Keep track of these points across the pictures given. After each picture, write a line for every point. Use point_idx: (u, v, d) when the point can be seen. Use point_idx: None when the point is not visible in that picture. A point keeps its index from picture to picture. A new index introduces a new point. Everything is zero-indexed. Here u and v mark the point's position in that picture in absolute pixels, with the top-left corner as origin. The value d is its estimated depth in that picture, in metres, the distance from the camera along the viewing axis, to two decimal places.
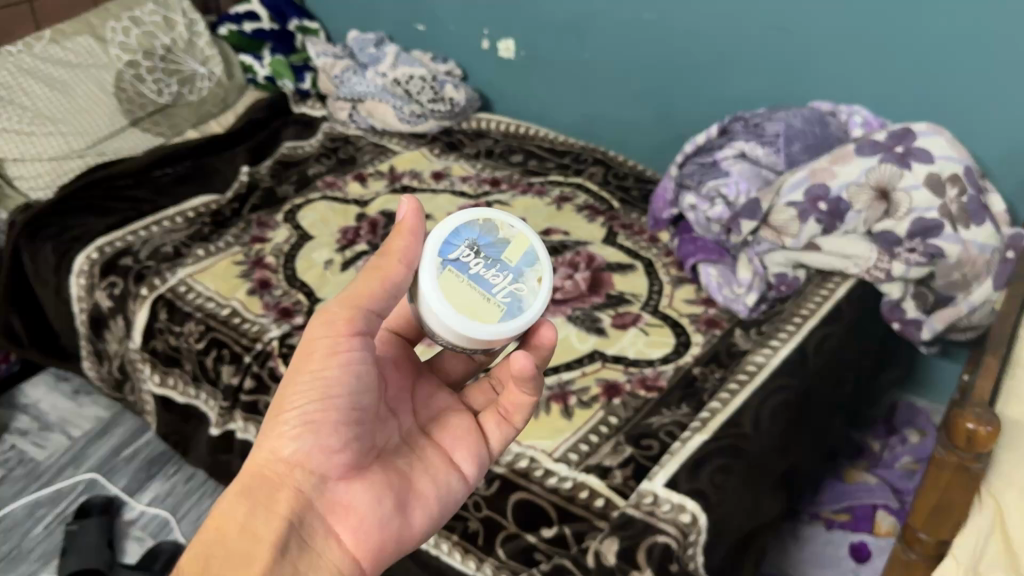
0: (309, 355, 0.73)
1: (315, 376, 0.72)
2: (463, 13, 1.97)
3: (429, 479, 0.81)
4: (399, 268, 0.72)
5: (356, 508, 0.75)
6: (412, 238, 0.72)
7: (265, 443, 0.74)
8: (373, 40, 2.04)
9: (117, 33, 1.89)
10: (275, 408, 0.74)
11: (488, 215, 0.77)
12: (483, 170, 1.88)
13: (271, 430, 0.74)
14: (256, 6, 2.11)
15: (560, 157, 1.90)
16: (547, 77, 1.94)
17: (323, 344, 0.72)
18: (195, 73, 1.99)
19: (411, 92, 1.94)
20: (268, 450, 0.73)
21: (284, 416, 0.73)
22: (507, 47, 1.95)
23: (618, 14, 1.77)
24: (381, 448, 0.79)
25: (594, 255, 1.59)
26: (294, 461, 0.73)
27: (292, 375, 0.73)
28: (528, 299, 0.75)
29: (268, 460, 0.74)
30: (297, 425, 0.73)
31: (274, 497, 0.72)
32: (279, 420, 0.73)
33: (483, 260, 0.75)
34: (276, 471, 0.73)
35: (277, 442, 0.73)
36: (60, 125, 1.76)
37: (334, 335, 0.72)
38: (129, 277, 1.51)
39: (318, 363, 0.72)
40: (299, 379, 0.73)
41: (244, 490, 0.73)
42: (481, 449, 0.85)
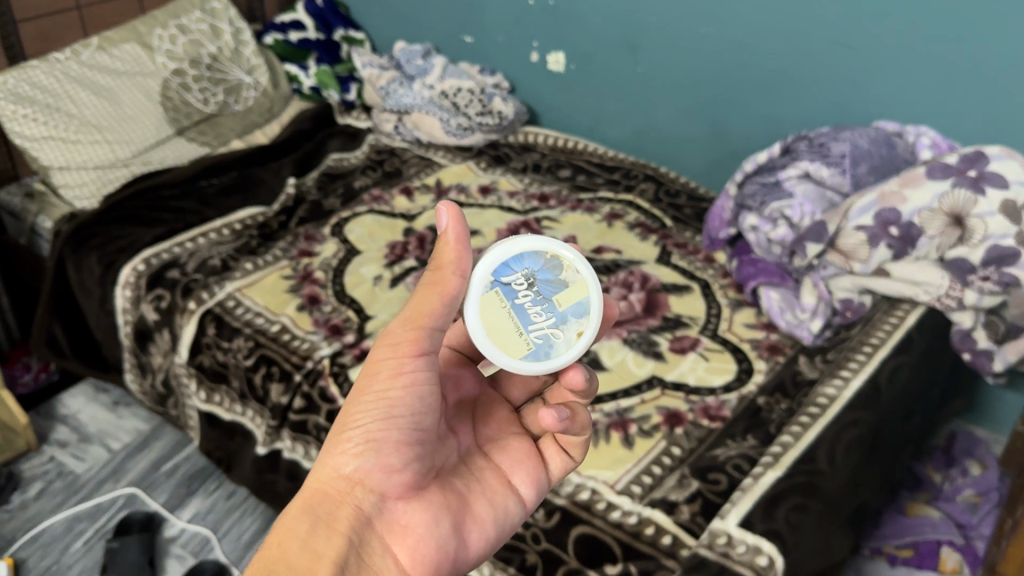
0: (375, 372, 0.71)
1: (382, 393, 0.70)
2: (513, 25, 1.93)
3: (485, 502, 0.79)
4: (453, 281, 0.71)
5: (415, 530, 0.72)
6: (457, 249, 0.71)
7: (326, 458, 0.71)
8: (420, 51, 2.00)
9: (164, 41, 1.87)
10: (337, 422, 0.71)
11: (558, 252, 0.77)
12: (530, 185, 1.84)
13: (332, 446, 0.71)
14: (301, 15, 2.09)
15: (609, 172, 1.86)
16: (597, 91, 1.90)
17: (391, 363, 0.70)
18: (240, 82, 1.97)
19: (458, 105, 1.91)
20: (330, 468, 0.70)
21: (348, 433, 0.70)
22: (557, 60, 1.91)
23: (674, 28, 1.73)
24: (438, 468, 0.78)
25: (648, 275, 1.55)
26: (356, 478, 0.70)
27: (357, 391, 0.71)
28: (559, 347, 0.75)
29: (329, 478, 0.70)
30: (361, 443, 0.70)
31: (335, 515, 0.69)
32: (340, 436, 0.71)
33: (532, 294, 0.75)
34: (337, 489, 0.70)
35: (340, 459, 0.70)
36: (106, 133, 1.75)
37: (401, 353, 0.70)
38: (176, 290, 1.48)
39: (384, 380, 0.70)
40: (364, 394, 0.70)
41: (304, 507, 0.69)
42: (536, 474, 0.84)
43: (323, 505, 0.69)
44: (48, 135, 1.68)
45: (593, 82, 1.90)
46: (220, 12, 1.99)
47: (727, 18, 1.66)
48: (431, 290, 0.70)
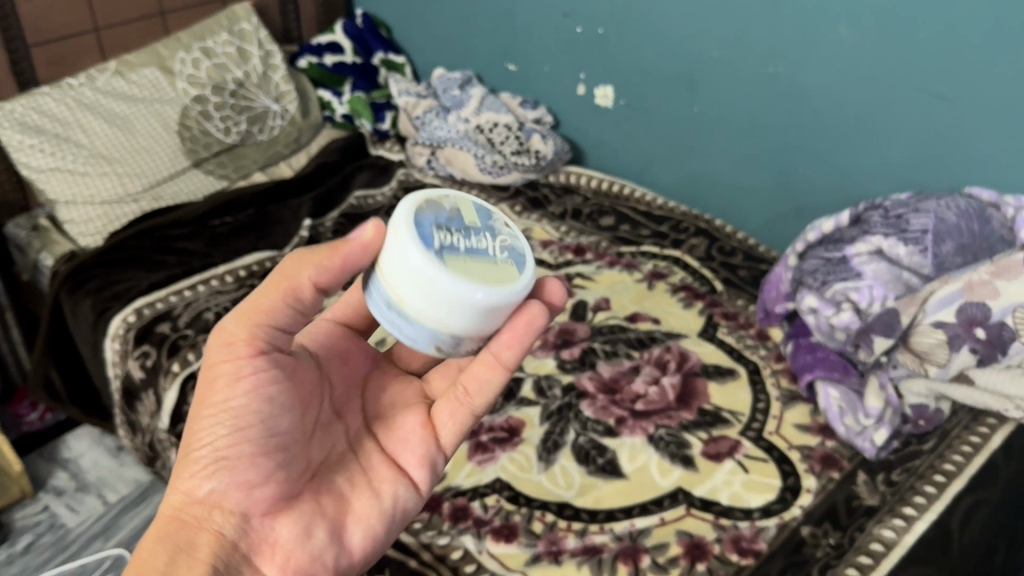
0: (212, 385, 0.72)
1: (220, 405, 0.72)
2: (560, 53, 1.75)
3: (370, 492, 0.79)
4: (300, 279, 0.70)
5: (283, 543, 0.74)
6: (342, 266, 0.69)
7: (179, 485, 0.73)
8: (458, 80, 1.85)
9: (186, 65, 1.76)
10: (186, 444, 0.74)
11: (424, 197, 0.71)
12: (566, 235, 1.65)
13: (183, 470, 0.73)
14: (339, 37, 1.96)
15: (658, 223, 1.64)
16: (648, 130, 1.70)
17: (224, 371, 0.72)
18: (266, 109, 1.84)
19: (494, 141, 1.76)
20: (184, 491, 0.73)
21: (195, 455, 0.73)
22: (605, 94, 1.72)
23: (736, 66, 1.52)
24: (315, 467, 0.78)
25: (686, 352, 1.35)
26: (211, 501, 0.72)
27: (199, 404, 0.73)
28: (519, 244, 0.73)
29: (185, 502, 0.73)
30: (210, 463, 0.72)
31: (191, 541, 0.71)
32: (189, 458, 0.73)
33: (461, 232, 0.71)
34: (193, 513, 0.72)
35: (193, 482, 0.73)
36: (116, 165, 1.64)
37: (233, 361, 0.72)
38: (163, 348, 1.37)
39: (220, 391, 0.72)
40: (205, 412, 0.72)
41: (162, 537, 0.71)
42: (433, 450, 0.82)
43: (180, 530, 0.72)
44: (54, 166, 1.59)
45: (643, 120, 1.70)
46: (250, 33, 1.86)
47: (797, 57, 1.45)
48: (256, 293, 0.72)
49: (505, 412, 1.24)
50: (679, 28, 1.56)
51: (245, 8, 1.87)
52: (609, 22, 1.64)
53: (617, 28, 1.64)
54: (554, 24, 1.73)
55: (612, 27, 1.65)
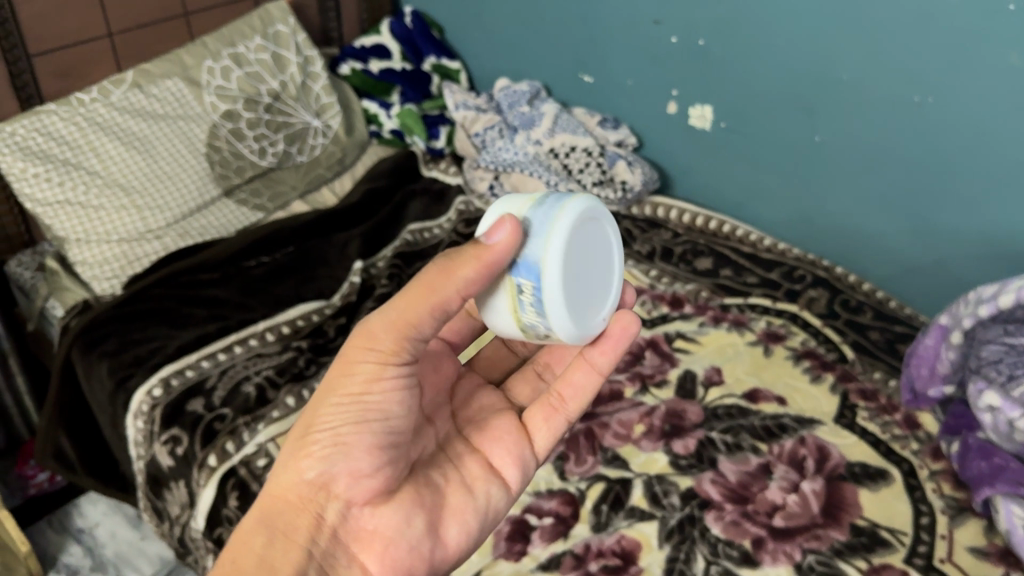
0: (342, 375, 0.67)
1: (348, 396, 0.67)
2: (648, 65, 1.51)
3: (465, 491, 0.76)
4: (451, 295, 0.64)
5: (383, 534, 0.70)
6: (485, 273, 0.64)
7: (287, 464, 0.70)
8: (527, 92, 1.61)
9: (214, 75, 1.52)
10: (304, 423, 0.70)
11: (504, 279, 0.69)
12: (658, 282, 1.42)
13: (297, 447, 0.70)
14: (386, 39, 1.72)
15: (765, 268, 1.41)
16: (751, 158, 1.46)
17: (356, 364, 0.67)
18: (305, 126, 1.61)
19: (571, 168, 1.51)
20: (290, 475, 0.69)
21: (314, 436, 0.69)
22: (701, 115, 1.48)
23: (871, 90, 1.27)
24: (413, 462, 0.75)
25: (825, 446, 1.12)
26: (320, 483, 0.69)
27: (324, 387, 0.69)
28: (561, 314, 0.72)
29: (291, 484, 0.69)
30: (325, 447, 0.68)
31: (294, 524, 0.68)
32: (306, 439, 0.69)
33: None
34: (300, 495, 0.69)
35: (300, 464, 0.69)
36: (135, 196, 1.41)
37: (369, 358, 0.66)
38: (196, 432, 1.14)
39: (356, 384, 0.67)
40: (331, 399, 0.68)
41: (265, 516, 0.69)
42: (523, 451, 0.80)
43: (284, 510, 0.69)
44: (63, 199, 1.37)
45: (746, 146, 1.46)
46: (286, 36, 1.62)
47: (953, 85, 1.19)
48: (398, 298, 0.66)
49: (615, 529, 1.01)
50: (801, 43, 1.31)
51: (281, 7, 1.63)
52: (712, 32, 1.40)
53: (721, 40, 1.39)
54: (643, 32, 1.48)
55: (715, 38, 1.40)
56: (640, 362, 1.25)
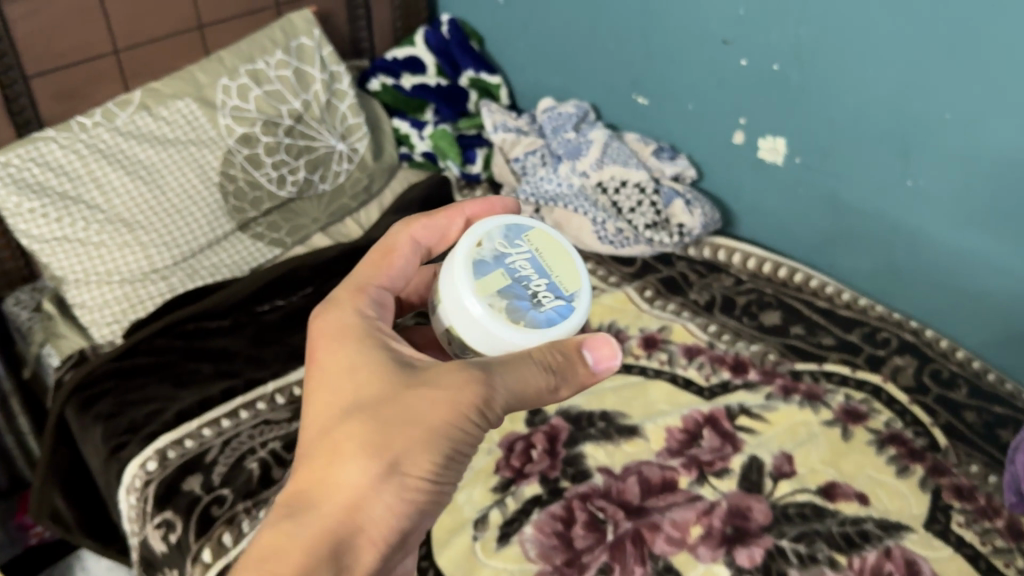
0: (458, 432, 0.63)
1: (447, 452, 0.63)
2: (713, 89, 1.33)
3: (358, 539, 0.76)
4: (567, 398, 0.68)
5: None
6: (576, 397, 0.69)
7: (375, 501, 0.61)
8: (573, 115, 1.44)
9: (229, 95, 1.39)
10: (403, 459, 0.62)
11: (506, 319, 0.68)
12: (719, 339, 1.25)
13: (388, 480, 0.61)
14: (420, 50, 1.58)
15: (843, 327, 1.24)
16: (829, 199, 1.28)
17: (469, 423, 0.63)
18: (329, 150, 1.47)
19: (620, 206, 1.34)
20: (370, 501, 0.61)
21: (409, 487, 0.62)
22: (772, 148, 1.30)
23: (979, 132, 1.09)
24: None
25: (915, 560, 0.95)
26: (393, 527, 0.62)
27: (427, 423, 0.62)
28: (504, 254, 0.72)
29: (363, 510, 0.60)
30: (412, 489, 0.62)
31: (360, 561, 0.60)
32: (399, 479, 0.61)
33: (526, 305, 0.70)
34: (368, 526, 0.61)
35: (381, 496, 0.61)
36: (140, 232, 1.29)
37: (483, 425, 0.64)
38: (191, 518, 1.02)
39: (458, 441, 0.63)
40: (437, 447, 0.63)
41: (341, 551, 0.58)
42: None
43: (348, 545, 0.59)
44: (61, 235, 1.25)
45: (823, 185, 1.27)
46: (310, 50, 1.47)
47: None
48: (519, 372, 0.65)
49: None
50: (896, 73, 1.13)
51: (306, 17, 1.47)
52: (789, 56, 1.22)
53: (801, 65, 1.21)
54: (710, 52, 1.31)
55: (793, 63, 1.22)
56: (697, 444, 1.09)
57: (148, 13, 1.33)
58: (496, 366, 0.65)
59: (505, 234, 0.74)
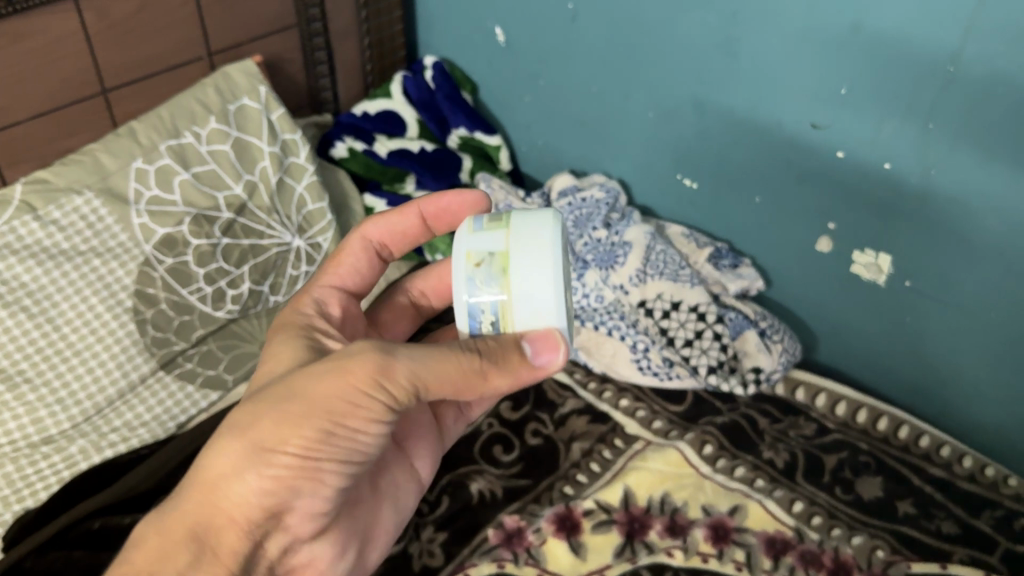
0: (346, 408, 0.54)
1: (328, 430, 0.54)
2: (789, 180, 1.01)
3: (392, 504, 0.65)
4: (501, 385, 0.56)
5: (318, 565, 0.60)
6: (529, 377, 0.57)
7: (236, 479, 0.54)
8: (606, 201, 1.11)
9: (146, 183, 1.04)
10: (260, 432, 0.54)
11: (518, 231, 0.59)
12: (809, 525, 0.95)
13: (246, 462, 0.54)
14: (398, 103, 1.26)
15: (968, 508, 0.95)
16: (947, 334, 0.97)
17: (359, 398, 0.54)
18: (283, 250, 1.12)
19: (672, 335, 1.02)
20: (236, 491, 0.55)
21: (273, 461, 0.54)
22: (872, 264, 0.99)
23: None
24: None
25: None
26: (270, 510, 0.56)
27: (311, 402, 0.54)
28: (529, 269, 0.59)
29: (231, 503, 0.55)
30: (286, 474, 0.55)
31: (225, 548, 0.55)
32: (258, 457, 0.54)
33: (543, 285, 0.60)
34: (237, 518, 0.55)
35: (251, 483, 0.55)
36: (24, 389, 0.93)
37: (368, 389, 0.53)
38: None
39: (344, 418, 0.54)
40: (315, 423, 0.54)
41: (194, 538, 0.55)
42: (440, 451, 0.70)
43: (209, 530, 0.55)
44: None
45: (942, 319, 0.97)
46: (255, 115, 1.12)
47: None
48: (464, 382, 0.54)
49: None
50: None
51: (248, 70, 1.13)
52: (905, 150, 0.90)
53: (923, 164, 0.90)
54: (790, 138, 0.99)
55: (911, 162, 0.91)
56: None
57: (26, 77, 0.96)
58: (407, 344, 0.54)
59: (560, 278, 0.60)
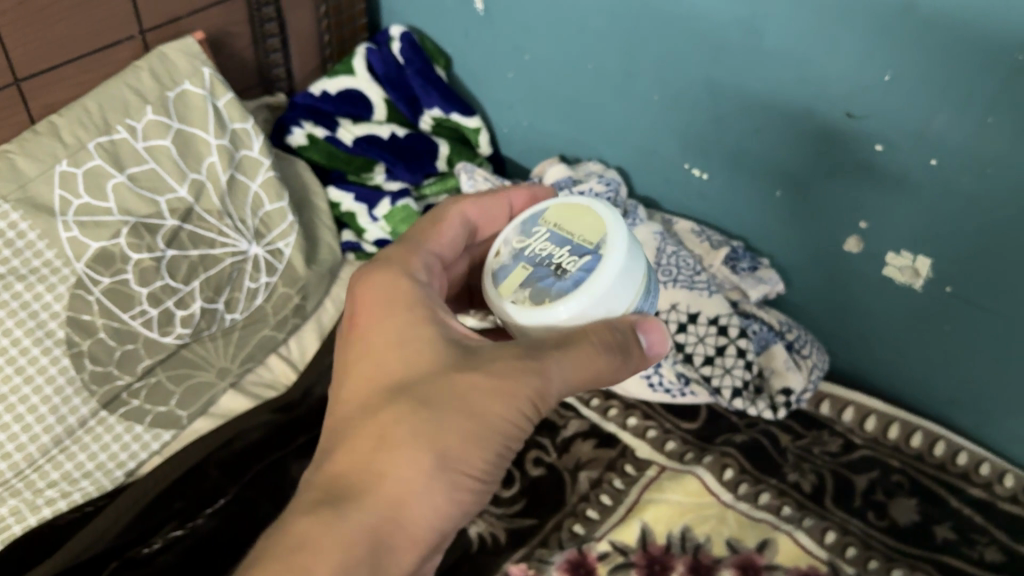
0: (497, 419, 0.50)
1: (482, 442, 0.50)
2: (818, 174, 0.90)
3: None
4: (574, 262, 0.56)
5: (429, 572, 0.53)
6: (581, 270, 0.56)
7: (397, 496, 0.47)
8: (609, 194, 0.99)
9: (73, 190, 0.88)
10: (449, 444, 0.48)
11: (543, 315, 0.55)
12: (843, 559, 0.85)
13: (434, 477, 0.48)
14: (361, 83, 1.10)
15: (1011, 533, 0.87)
16: (991, 344, 0.88)
17: (523, 412, 0.51)
18: (239, 260, 0.97)
19: (690, 352, 0.91)
20: (417, 509, 0.47)
21: (438, 477, 0.48)
22: (907, 266, 0.89)
23: None
24: None
25: None
26: (436, 540, 0.49)
27: (464, 421, 0.49)
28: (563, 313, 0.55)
29: (405, 521, 0.47)
30: (454, 489, 0.49)
31: (399, 563, 0.47)
32: (441, 474, 0.48)
33: (553, 283, 0.55)
34: (407, 536, 0.47)
35: (426, 501, 0.48)
36: None
37: (521, 400, 0.50)
38: None
39: (497, 423, 0.50)
40: (490, 441, 0.50)
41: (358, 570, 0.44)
42: None
43: (387, 549, 0.46)
44: None
45: (984, 331, 0.87)
46: (199, 103, 0.97)
47: None
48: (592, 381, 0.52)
49: None
50: None
51: (189, 50, 0.97)
52: (956, 146, 0.79)
53: (977, 160, 0.78)
54: (820, 127, 0.86)
55: (962, 161, 0.79)
56: None
57: None
58: (553, 351, 0.51)
59: (520, 224, 0.59)
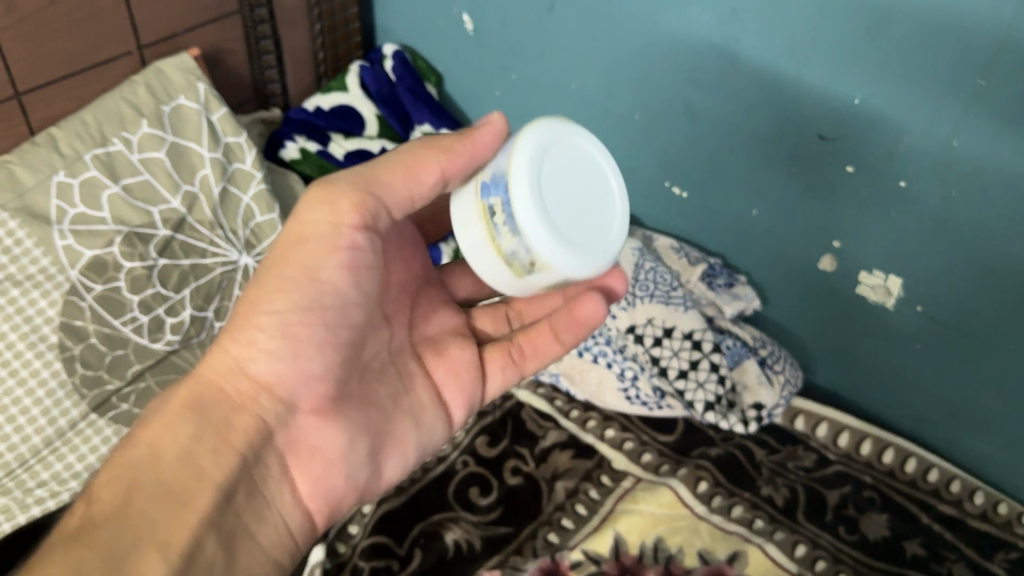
0: (306, 262, 0.54)
1: (304, 283, 0.54)
2: (791, 193, 0.92)
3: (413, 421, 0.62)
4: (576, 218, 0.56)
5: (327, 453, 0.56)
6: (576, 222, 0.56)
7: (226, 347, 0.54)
8: None
9: (69, 200, 0.91)
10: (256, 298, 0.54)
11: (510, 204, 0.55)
12: (812, 572, 0.86)
13: (244, 328, 0.54)
14: (356, 97, 1.15)
15: (980, 550, 0.88)
16: (961, 363, 0.89)
17: (316, 263, 0.54)
18: (229, 270, 1.00)
19: (665, 366, 0.94)
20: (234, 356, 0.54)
21: (253, 319, 0.54)
22: (880, 286, 0.91)
23: None
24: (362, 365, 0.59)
25: None
26: (265, 380, 0.54)
27: (268, 270, 0.55)
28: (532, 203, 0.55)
29: (225, 371, 0.53)
30: (278, 332, 0.54)
31: (222, 411, 0.52)
32: (253, 320, 0.54)
33: None
34: (234, 386, 0.53)
35: (250, 347, 0.54)
36: None
37: (315, 240, 0.54)
38: None
39: (306, 262, 0.54)
40: (298, 287, 0.54)
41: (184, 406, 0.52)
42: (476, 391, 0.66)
43: (212, 398, 0.53)
44: None
45: (954, 349, 0.89)
46: (193, 117, 1.00)
47: None
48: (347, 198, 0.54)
49: None
50: None
51: (186, 66, 1.00)
52: (920, 168, 0.81)
53: (942, 180, 0.80)
54: (793, 147, 0.88)
55: (928, 183, 0.81)
56: None
57: None
58: (365, 174, 0.54)
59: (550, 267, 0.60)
